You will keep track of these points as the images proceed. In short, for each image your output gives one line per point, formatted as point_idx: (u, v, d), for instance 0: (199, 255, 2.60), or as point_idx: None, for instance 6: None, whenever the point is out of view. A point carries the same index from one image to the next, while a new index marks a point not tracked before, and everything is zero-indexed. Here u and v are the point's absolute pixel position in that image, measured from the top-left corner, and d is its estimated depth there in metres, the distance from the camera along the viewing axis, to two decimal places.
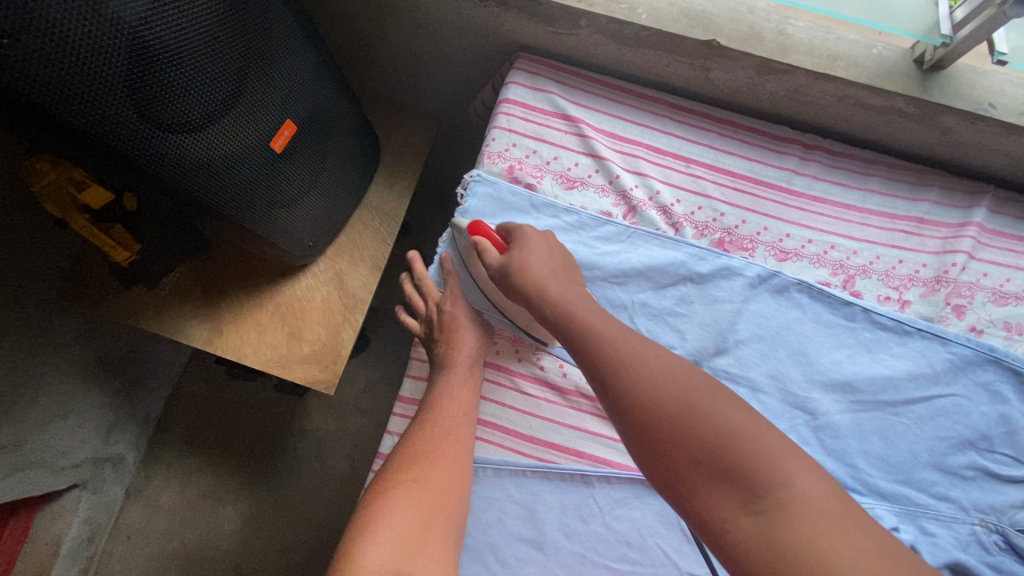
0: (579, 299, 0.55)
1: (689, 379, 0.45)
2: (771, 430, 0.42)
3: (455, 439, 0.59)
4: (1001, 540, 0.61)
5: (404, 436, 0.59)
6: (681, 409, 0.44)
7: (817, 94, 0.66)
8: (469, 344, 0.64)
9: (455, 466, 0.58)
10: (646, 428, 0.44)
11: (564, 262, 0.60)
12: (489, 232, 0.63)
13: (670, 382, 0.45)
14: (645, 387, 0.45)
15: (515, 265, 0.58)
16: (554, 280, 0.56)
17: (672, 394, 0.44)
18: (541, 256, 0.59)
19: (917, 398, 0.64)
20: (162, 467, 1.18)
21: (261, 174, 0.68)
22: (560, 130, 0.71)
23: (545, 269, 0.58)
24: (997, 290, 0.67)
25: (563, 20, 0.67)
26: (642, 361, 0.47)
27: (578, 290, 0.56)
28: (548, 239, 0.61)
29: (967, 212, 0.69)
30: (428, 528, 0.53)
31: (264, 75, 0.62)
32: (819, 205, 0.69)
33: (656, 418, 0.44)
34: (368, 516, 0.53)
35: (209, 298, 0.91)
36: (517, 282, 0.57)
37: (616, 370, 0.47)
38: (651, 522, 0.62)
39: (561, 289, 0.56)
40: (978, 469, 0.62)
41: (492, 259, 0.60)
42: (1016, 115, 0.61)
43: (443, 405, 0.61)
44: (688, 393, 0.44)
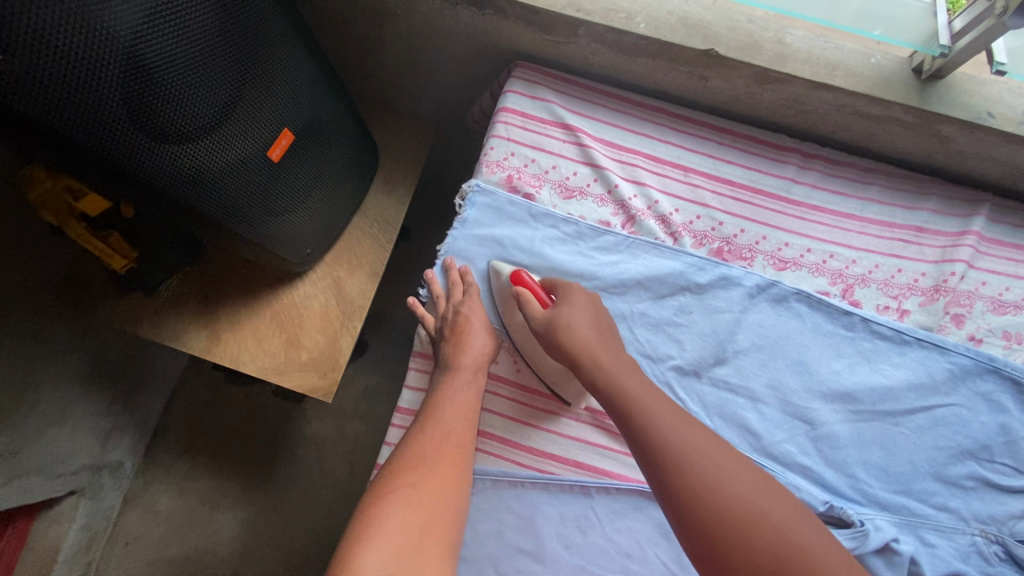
0: (631, 373, 0.55)
1: (752, 481, 0.47)
2: (827, 540, 0.45)
3: (458, 443, 0.58)
4: (1001, 551, 0.60)
5: (404, 439, 0.58)
6: (747, 512, 0.45)
7: (816, 103, 0.66)
8: (479, 347, 0.63)
9: (455, 470, 0.56)
10: (708, 524, 0.45)
11: (608, 323, 0.61)
12: (528, 281, 0.63)
13: (736, 484, 0.47)
14: (710, 485, 0.47)
15: (561, 320, 0.58)
16: (605, 349, 0.57)
17: (738, 495, 0.46)
18: (585, 315, 0.59)
19: (916, 408, 0.64)
20: (161, 473, 1.18)
21: (257, 183, 0.68)
22: (559, 140, 0.71)
23: (591, 330, 0.58)
24: (996, 299, 0.67)
25: (561, 29, 0.67)
26: (706, 457, 0.48)
27: (627, 360, 0.57)
28: (593, 299, 0.62)
29: (966, 221, 0.69)
30: (428, 533, 0.51)
31: (262, 85, 0.62)
32: (818, 214, 0.69)
33: (721, 519, 0.45)
34: (365, 520, 0.50)
35: (206, 305, 0.91)
36: (562, 340, 0.57)
37: (680, 465, 0.48)
38: (651, 534, 0.62)
39: (611, 359, 0.56)
40: (978, 479, 0.62)
41: (534, 310, 0.60)
42: (1016, 125, 0.61)
43: (445, 408, 0.59)
44: (754, 499, 0.46)
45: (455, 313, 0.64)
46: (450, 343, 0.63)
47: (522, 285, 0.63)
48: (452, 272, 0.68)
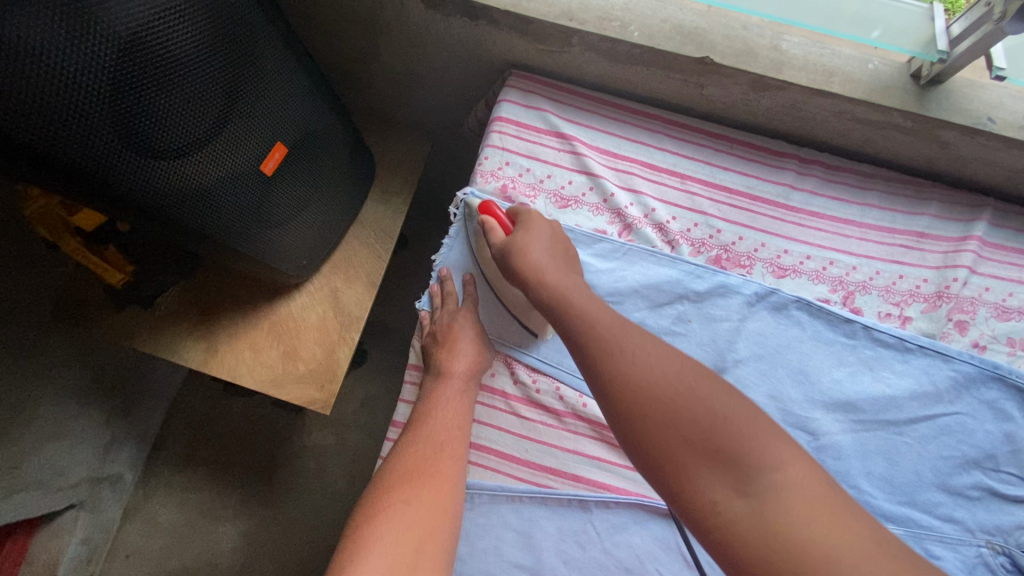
0: (580, 288, 0.53)
1: (677, 363, 0.44)
2: (754, 411, 0.42)
3: (449, 453, 0.57)
4: (1007, 562, 0.60)
5: (394, 452, 0.57)
6: (676, 393, 0.43)
7: (813, 109, 0.65)
8: (471, 356, 0.63)
9: (448, 483, 0.56)
10: (635, 409, 0.43)
11: (566, 248, 0.60)
12: (497, 211, 0.62)
13: (661, 366, 0.44)
14: (634, 372, 0.44)
15: (515, 246, 0.57)
16: (556, 268, 0.55)
17: (663, 379, 0.43)
18: (543, 243, 0.57)
19: (920, 417, 0.63)
20: (161, 485, 1.17)
21: (252, 197, 0.67)
22: (554, 148, 0.71)
23: (546, 254, 0.57)
24: (1000, 305, 0.66)
25: (555, 38, 0.66)
26: (634, 346, 0.46)
27: (576, 278, 0.55)
28: (553, 225, 0.60)
29: (968, 225, 0.68)
30: (423, 550, 0.50)
31: (253, 100, 0.62)
32: (817, 220, 0.69)
33: (648, 404, 0.43)
34: (358, 539, 0.49)
35: (204, 318, 0.90)
36: (516, 264, 0.56)
37: (608, 352, 0.46)
38: (652, 548, 0.61)
39: (560, 276, 0.54)
40: (983, 489, 0.61)
41: (496, 240, 0.60)
42: (1015, 129, 0.60)
43: (435, 418, 0.59)
44: (679, 378, 0.43)
45: (450, 320, 0.64)
46: (441, 349, 0.63)
47: (489, 214, 0.62)
48: (447, 283, 0.67)
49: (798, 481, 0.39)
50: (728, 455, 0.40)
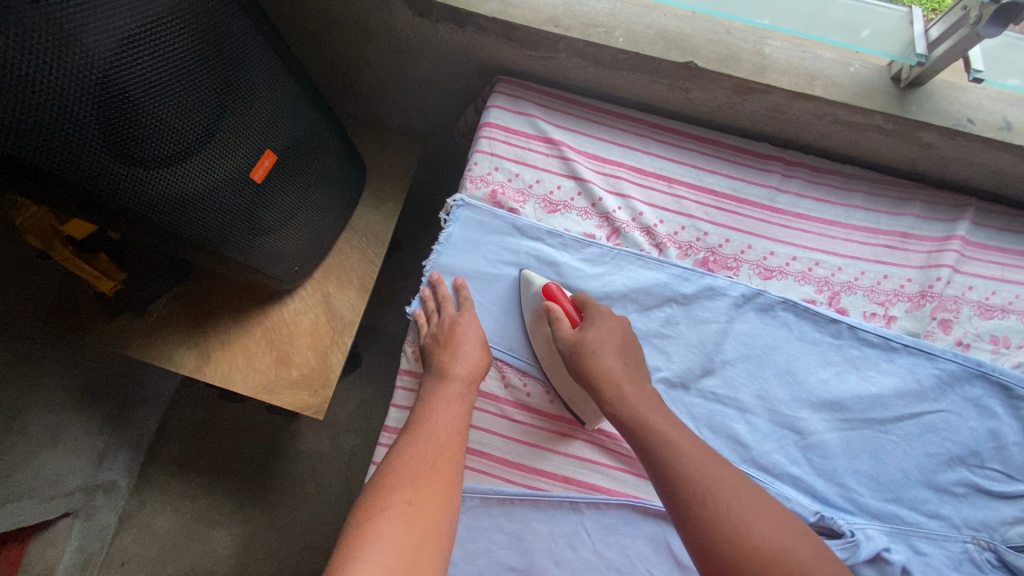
0: (652, 404, 0.57)
1: (743, 491, 0.51)
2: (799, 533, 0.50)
3: (450, 456, 0.56)
4: (993, 557, 0.60)
5: (394, 451, 0.56)
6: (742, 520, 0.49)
7: (796, 112, 0.66)
8: (474, 359, 0.62)
9: (449, 486, 0.55)
10: (706, 531, 0.49)
11: (633, 351, 0.61)
12: (561, 297, 0.63)
13: (729, 491, 0.50)
14: (705, 493, 0.50)
15: (589, 346, 0.59)
16: (629, 378, 0.58)
17: (733, 508, 0.49)
18: (613, 346, 0.60)
19: (905, 415, 0.64)
20: (156, 492, 1.17)
21: (241, 204, 0.68)
22: (542, 153, 0.71)
23: (617, 358, 0.59)
24: (983, 303, 0.67)
25: (542, 44, 0.67)
26: (708, 468, 0.52)
27: (651, 393, 0.58)
28: (621, 324, 0.62)
29: (950, 225, 0.69)
30: (422, 553, 0.49)
31: (241, 108, 0.62)
32: (802, 221, 0.69)
33: (719, 529, 0.48)
34: (357, 539, 0.49)
35: (196, 324, 0.91)
36: (588, 367, 0.58)
37: (681, 471, 0.51)
38: (642, 548, 0.61)
39: (633, 390, 0.58)
40: (968, 485, 0.62)
41: (564, 331, 0.60)
42: (995, 130, 0.61)
43: (436, 419, 0.58)
44: (748, 506, 0.50)
45: (451, 323, 0.64)
46: (443, 350, 0.63)
47: (555, 301, 0.63)
48: (439, 287, 0.67)
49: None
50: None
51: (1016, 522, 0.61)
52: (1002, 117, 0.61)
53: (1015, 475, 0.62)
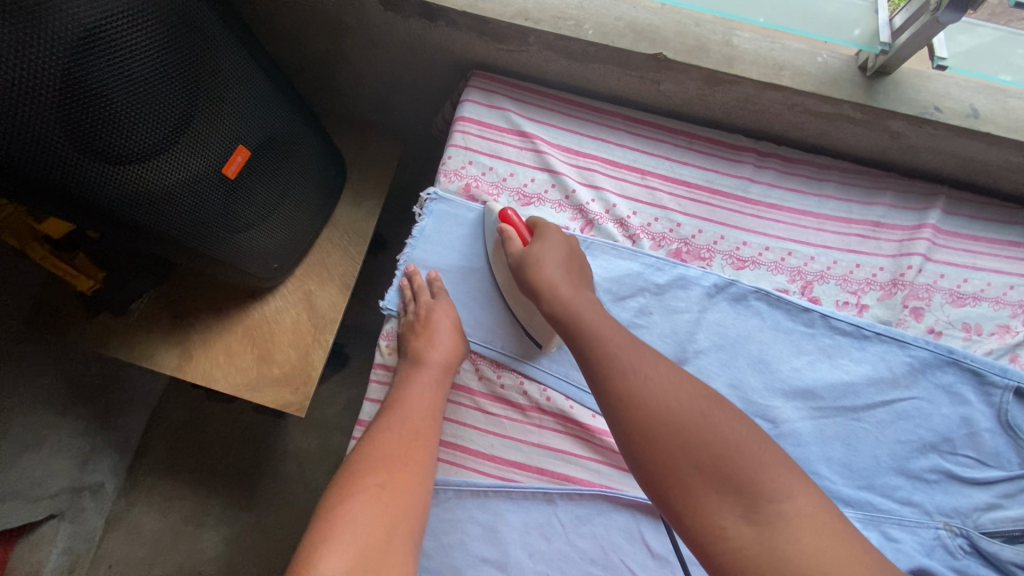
0: (592, 305, 0.56)
1: (689, 389, 0.47)
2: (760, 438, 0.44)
3: (423, 440, 0.57)
4: (966, 543, 0.60)
5: (369, 435, 0.57)
6: (686, 416, 0.45)
7: (767, 102, 0.66)
8: (449, 344, 0.63)
9: (422, 469, 0.55)
10: (641, 430, 0.46)
11: (579, 265, 0.62)
12: (515, 220, 0.64)
13: (670, 388, 0.47)
14: (642, 392, 0.47)
15: (532, 257, 0.60)
16: (569, 285, 0.58)
17: (677, 402, 0.46)
18: (558, 255, 0.60)
19: (877, 403, 0.64)
20: (144, 494, 1.17)
21: (216, 201, 0.68)
22: (516, 147, 0.72)
23: (559, 269, 0.59)
24: (955, 291, 0.67)
25: (512, 37, 0.67)
26: (646, 367, 0.49)
27: (589, 295, 0.58)
28: (569, 241, 0.63)
29: (922, 213, 0.69)
30: (395, 533, 0.50)
31: (213, 104, 0.63)
32: (775, 212, 0.70)
33: (658, 425, 0.45)
34: (331, 518, 0.49)
35: (177, 324, 0.90)
36: (531, 275, 0.59)
37: (620, 372, 0.49)
38: (615, 538, 0.61)
39: (571, 290, 0.57)
40: (941, 472, 0.62)
41: (514, 249, 0.62)
42: (961, 118, 0.61)
43: (411, 404, 0.59)
44: (692, 402, 0.46)
45: (426, 310, 0.64)
46: (419, 337, 0.62)
47: (508, 222, 0.64)
48: (415, 278, 0.68)
49: (806, 517, 0.40)
50: (738, 479, 0.42)
51: (989, 508, 0.61)
52: (969, 106, 0.62)
53: (988, 461, 0.62)
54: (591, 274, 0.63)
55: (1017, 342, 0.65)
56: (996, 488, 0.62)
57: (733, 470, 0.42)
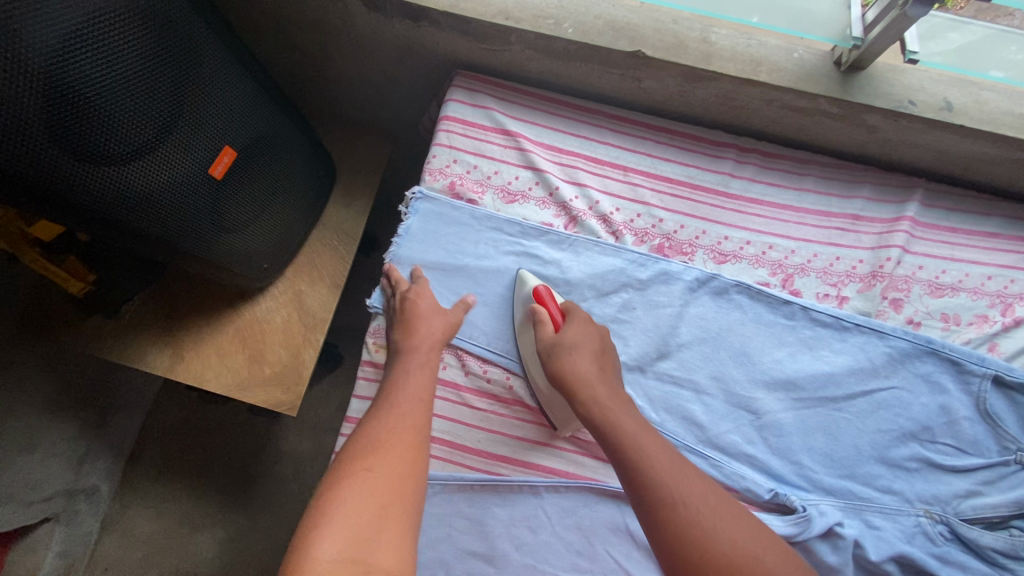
0: (629, 413, 0.56)
1: (737, 525, 0.49)
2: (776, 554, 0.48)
3: (413, 422, 0.55)
4: (946, 531, 0.61)
5: (361, 424, 0.55)
6: (738, 556, 0.47)
7: (745, 98, 0.67)
8: (429, 329, 0.63)
9: (416, 452, 0.53)
10: (699, 570, 0.46)
11: (610, 360, 0.61)
12: (549, 302, 0.63)
13: (720, 522, 0.48)
14: (695, 525, 0.48)
15: (565, 348, 0.59)
16: (605, 385, 0.58)
17: (728, 538, 0.48)
18: (587, 350, 0.60)
19: (858, 392, 0.65)
20: (138, 496, 1.17)
21: (204, 202, 0.68)
22: (500, 145, 0.72)
23: (591, 363, 0.59)
24: (933, 282, 0.68)
25: (494, 37, 0.68)
26: (695, 496, 0.50)
27: (622, 396, 0.58)
28: (602, 334, 0.62)
29: (900, 206, 0.70)
30: (388, 517, 0.47)
31: (197, 106, 0.63)
32: (756, 206, 0.71)
33: (713, 563, 0.46)
34: (322, 504, 0.47)
35: (168, 325, 0.91)
36: (560, 369, 0.58)
37: (671, 502, 0.49)
38: (601, 530, 0.62)
39: (607, 394, 0.57)
40: (921, 460, 0.63)
41: (546, 333, 0.61)
42: (936, 111, 0.62)
43: (401, 390, 0.57)
44: (743, 541, 0.48)
45: (402, 302, 0.65)
46: (398, 327, 0.63)
47: (541, 303, 0.63)
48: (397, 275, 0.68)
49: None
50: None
51: (968, 495, 0.62)
52: (943, 99, 0.63)
53: (967, 448, 0.63)
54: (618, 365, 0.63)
55: (995, 332, 0.66)
56: (975, 475, 0.62)
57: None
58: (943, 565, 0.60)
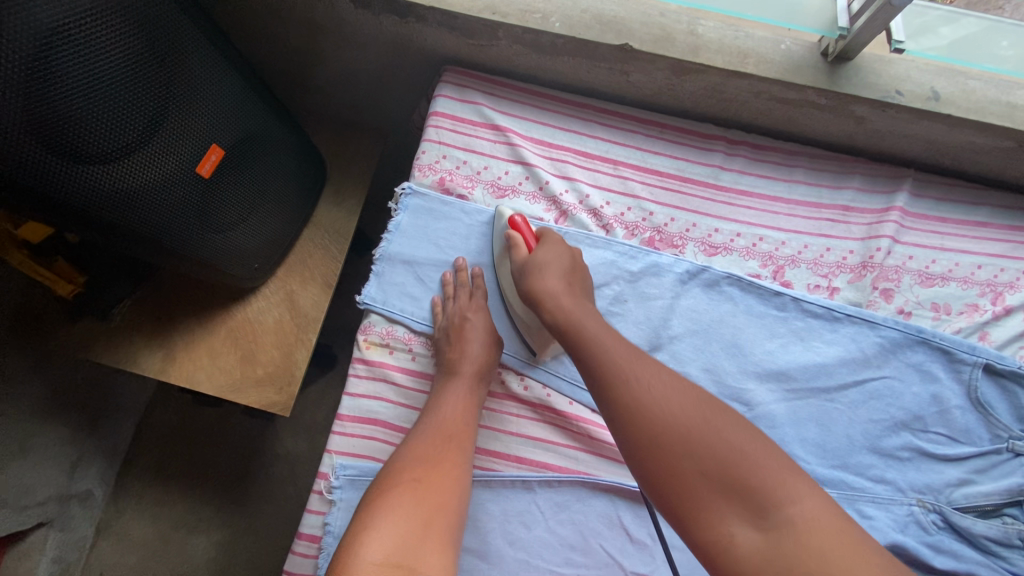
0: (594, 317, 0.56)
1: (692, 397, 0.46)
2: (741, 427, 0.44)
3: (456, 443, 0.57)
4: (939, 519, 0.61)
5: (405, 439, 0.57)
6: (690, 426, 0.44)
7: (733, 90, 0.67)
8: (480, 353, 0.62)
9: (457, 472, 0.55)
10: (667, 467, 0.44)
11: (580, 279, 0.61)
12: (524, 228, 0.65)
13: (671, 396, 0.46)
14: (657, 416, 0.45)
15: (535, 266, 0.60)
16: (571, 295, 0.58)
17: (680, 410, 0.45)
18: (560, 267, 0.61)
19: (850, 382, 0.65)
20: (133, 501, 1.16)
21: (193, 200, 0.68)
22: (489, 140, 0.72)
23: (561, 278, 0.60)
24: (923, 272, 0.68)
25: (482, 32, 0.68)
26: (648, 375, 0.48)
27: (590, 306, 0.58)
28: (574, 256, 0.63)
29: (890, 197, 0.70)
30: (429, 530, 0.49)
31: (184, 103, 0.63)
32: (746, 198, 0.71)
33: (659, 436, 0.44)
34: (371, 509, 0.50)
35: (160, 327, 0.90)
36: (529, 284, 0.60)
37: (622, 382, 0.48)
38: (594, 524, 0.62)
39: (573, 302, 0.57)
40: (913, 449, 0.63)
41: (519, 256, 0.63)
42: (923, 101, 0.62)
43: (445, 411, 0.59)
44: (696, 409, 0.45)
45: (461, 318, 0.64)
46: (451, 347, 0.62)
47: (517, 230, 0.65)
48: (462, 271, 0.68)
49: (816, 522, 0.39)
50: (747, 486, 0.41)
51: (961, 483, 0.62)
52: (930, 88, 0.63)
53: (958, 437, 0.63)
54: (591, 287, 0.63)
55: (985, 321, 0.66)
56: (967, 464, 0.62)
57: (740, 476, 0.41)
58: (935, 553, 0.60)
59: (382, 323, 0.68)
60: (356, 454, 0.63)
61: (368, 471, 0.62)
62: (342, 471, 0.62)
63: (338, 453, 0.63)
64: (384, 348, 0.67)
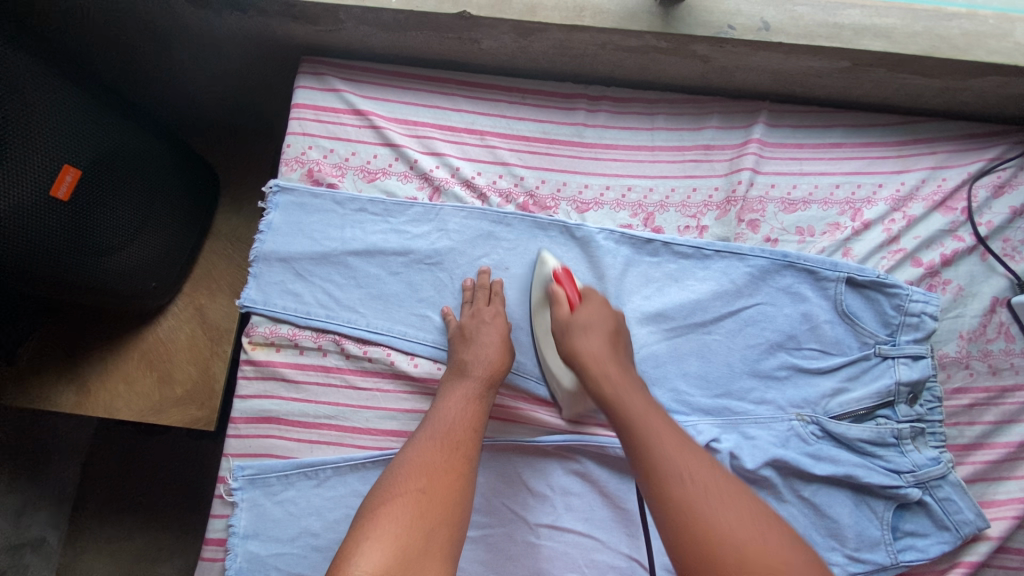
0: (637, 391, 0.55)
1: (719, 480, 0.47)
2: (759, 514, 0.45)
3: (465, 451, 0.54)
4: (818, 429, 0.64)
5: (409, 444, 0.55)
6: (713, 500, 0.45)
7: (581, 45, 0.68)
8: (494, 358, 0.61)
9: (464, 482, 0.51)
10: (664, 490, 0.47)
11: (623, 343, 0.60)
12: (566, 283, 0.63)
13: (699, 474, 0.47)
14: (658, 452, 0.49)
15: (576, 326, 0.60)
16: (615, 365, 0.57)
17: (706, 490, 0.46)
18: (601, 334, 0.59)
19: (725, 314, 0.68)
20: (92, 540, 1.06)
21: (59, 229, 0.65)
22: (354, 126, 0.72)
23: (602, 339, 0.59)
24: (785, 199, 0.71)
25: (322, 17, 0.68)
26: (694, 468, 0.48)
27: (635, 380, 0.57)
28: (616, 317, 0.61)
29: (747, 130, 0.72)
30: (429, 542, 0.46)
31: (19, 127, 0.59)
32: (611, 151, 0.72)
33: (660, 468, 0.48)
34: (371, 518, 0.47)
35: (75, 362, 0.88)
36: (570, 343, 0.59)
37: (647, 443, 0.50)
38: (494, 484, 0.64)
39: (618, 372, 0.57)
40: (789, 368, 0.66)
41: (561, 313, 0.61)
42: (754, 32, 0.63)
43: (454, 415, 0.57)
44: (728, 497, 0.46)
45: (475, 323, 0.64)
46: (466, 348, 0.62)
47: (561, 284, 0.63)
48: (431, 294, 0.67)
49: None
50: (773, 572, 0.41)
51: (836, 393, 0.65)
52: (760, 19, 0.64)
53: (831, 350, 0.66)
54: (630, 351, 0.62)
55: (846, 237, 0.69)
56: (841, 373, 0.65)
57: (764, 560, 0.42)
58: (816, 461, 0.63)
59: (266, 323, 0.68)
60: (254, 454, 0.64)
61: (266, 469, 0.63)
62: (239, 473, 0.63)
63: (235, 456, 0.64)
64: (269, 347, 0.67)
